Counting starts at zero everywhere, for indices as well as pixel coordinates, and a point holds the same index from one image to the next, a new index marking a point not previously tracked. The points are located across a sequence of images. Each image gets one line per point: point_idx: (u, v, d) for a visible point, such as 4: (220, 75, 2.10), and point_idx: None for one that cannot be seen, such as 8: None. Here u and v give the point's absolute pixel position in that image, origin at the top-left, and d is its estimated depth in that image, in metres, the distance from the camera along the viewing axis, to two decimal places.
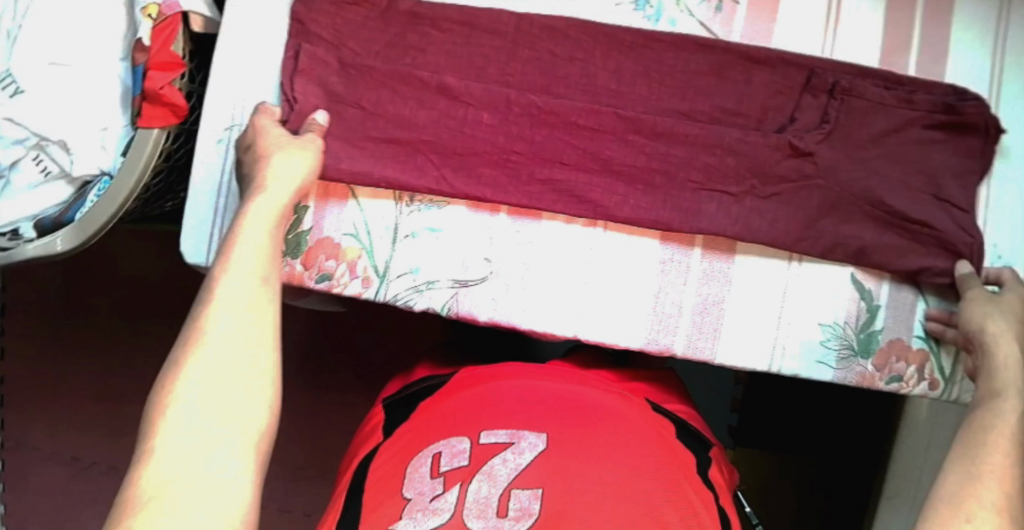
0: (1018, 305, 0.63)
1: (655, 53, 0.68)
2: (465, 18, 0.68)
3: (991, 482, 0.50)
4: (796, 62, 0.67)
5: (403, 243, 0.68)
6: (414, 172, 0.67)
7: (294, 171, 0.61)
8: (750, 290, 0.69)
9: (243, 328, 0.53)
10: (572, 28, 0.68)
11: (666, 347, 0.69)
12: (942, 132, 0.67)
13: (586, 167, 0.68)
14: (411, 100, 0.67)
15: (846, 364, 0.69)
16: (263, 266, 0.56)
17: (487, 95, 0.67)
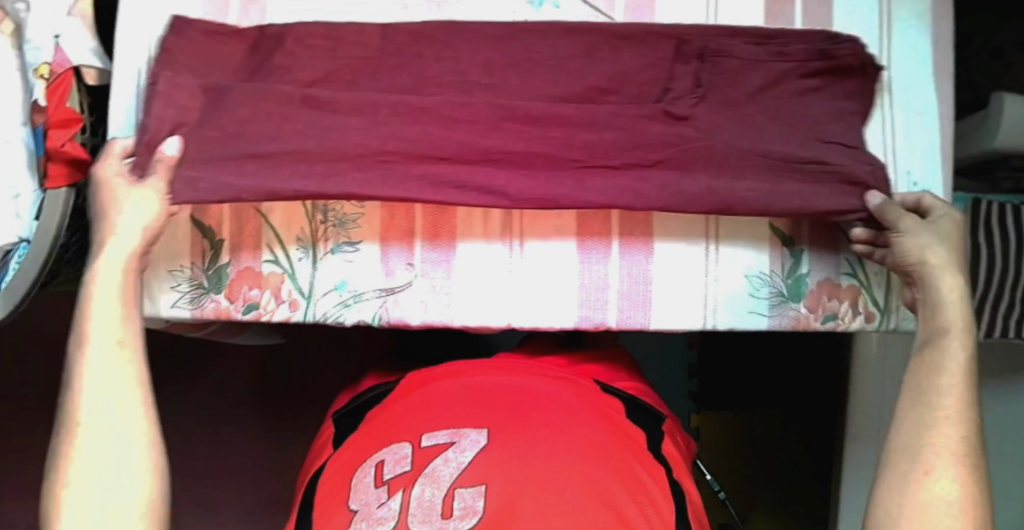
0: (952, 230, 0.61)
1: (524, 42, 0.65)
2: (330, 33, 0.65)
3: (944, 431, 0.55)
4: (662, 33, 0.66)
5: (324, 261, 0.68)
6: (276, 183, 0.61)
7: (136, 218, 0.59)
8: (673, 254, 0.70)
9: (114, 398, 0.56)
10: (438, 30, 0.65)
11: (599, 322, 0.70)
12: (819, 80, 0.65)
13: (466, 158, 0.63)
14: (274, 115, 0.62)
15: (778, 310, 0.71)
16: (121, 329, 0.58)
17: (352, 101, 0.62)
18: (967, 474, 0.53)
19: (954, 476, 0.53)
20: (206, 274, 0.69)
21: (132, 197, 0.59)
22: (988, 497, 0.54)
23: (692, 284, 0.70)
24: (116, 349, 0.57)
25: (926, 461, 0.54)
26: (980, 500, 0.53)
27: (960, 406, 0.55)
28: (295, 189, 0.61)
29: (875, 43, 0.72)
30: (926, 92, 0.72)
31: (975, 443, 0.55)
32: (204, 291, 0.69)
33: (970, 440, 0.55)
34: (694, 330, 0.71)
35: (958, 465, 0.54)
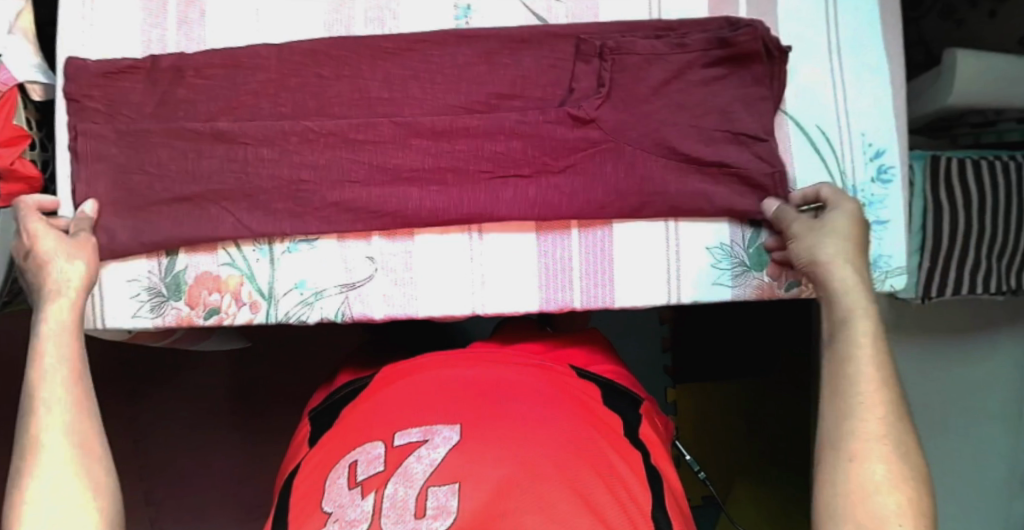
0: (844, 225, 0.64)
1: (421, 53, 0.68)
2: (227, 61, 0.68)
3: (864, 413, 0.56)
4: (562, 34, 0.68)
5: (282, 260, 0.68)
6: (210, 227, 0.68)
7: (68, 272, 0.63)
8: (634, 234, 0.70)
9: (64, 428, 0.57)
10: (332, 48, 0.68)
11: (565, 303, 0.70)
12: (722, 67, 0.69)
13: (377, 180, 0.68)
14: (190, 152, 0.68)
15: (742, 280, 0.71)
16: (71, 365, 0.60)
17: (262, 132, 0.67)
18: (892, 453, 0.54)
19: (881, 457, 0.54)
20: (163, 281, 0.69)
21: (55, 250, 0.63)
22: (921, 471, 0.54)
23: (654, 259, 0.70)
24: (70, 408, 0.58)
25: (851, 444, 0.55)
26: (910, 475, 0.54)
27: (877, 387, 0.57)
28: (235, 224, 0.68)
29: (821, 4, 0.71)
30: (874, 51, 0.72)
31: (898, 419, 0.56)
32: (163, 299, 0.69)
33: (891, 417, 0.56)
34: (659, 305, 0.71)
35: (882, 444, 0.54)
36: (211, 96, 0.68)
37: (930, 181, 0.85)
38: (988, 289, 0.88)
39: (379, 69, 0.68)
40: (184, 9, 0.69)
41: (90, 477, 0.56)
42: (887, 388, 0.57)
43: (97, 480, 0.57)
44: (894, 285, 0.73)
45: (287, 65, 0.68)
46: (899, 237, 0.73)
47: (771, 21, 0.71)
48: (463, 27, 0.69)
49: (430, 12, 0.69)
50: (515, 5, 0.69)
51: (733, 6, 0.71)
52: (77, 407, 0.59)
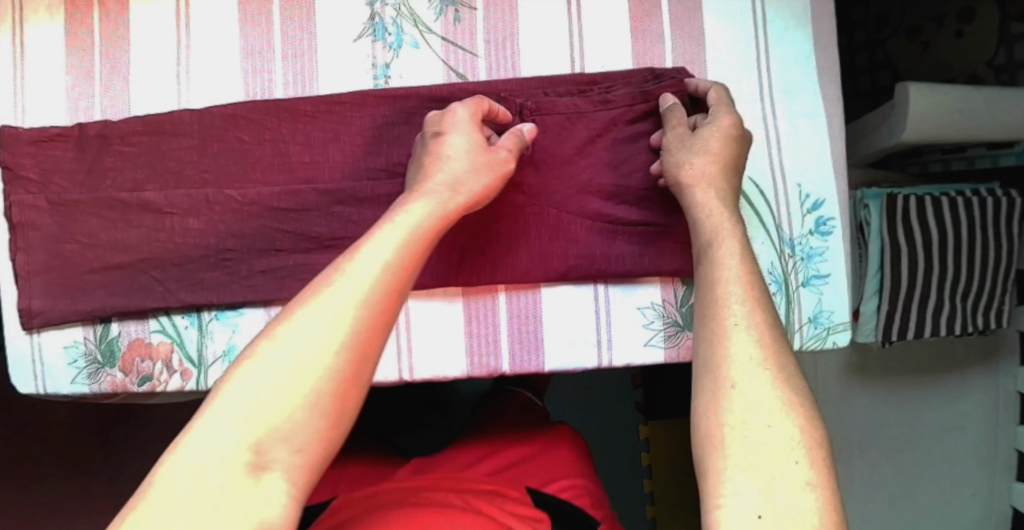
0: (713, 136, 0.61)
1: (340, 115, 0.67)
2: (150, 127, 0.68)
3: (737, 335, 0.51)
4: (482, 92, 0.67)
5: (211, 327, 0.69)
6: (141, 297, 0.69)
7: (455, 172, 0.58)
8: (566, 304, 0.69)
9: (339, 324, 0.47)
10: (252, 112, 0.67)
11: (492, 367, 0.69)
12: (648, 122, 0.67)
13: (302, 247, 0.67)
14: (119, 222, 0.69)
15: (674, 342, 0.69)
16: (390, 273, 0.51)
17: (187, 202, 0.67)
18: (775, 378, 0.48)
19: (763, 384, 0.48)
20: (98, 347, 0.71)
21: (450, 148, 0.59)
22: (809, 394, 0.48)
23: (585, 323, 0.69)
24: (392, 270, 0.51)
25: (723, 376, 0.49)
26: (799, 397, 0.48)
27: (752, 310, 0.52)
28: (165, 293, 0.68)
29: (754, 51, 0.70)
30: (809, 99, 0.71)
31: (778, 342, 0.51)
32: (99, 365, 0.71)
33: (770, 338, 0.51)
34: (590, 367, 0.69)
35: (765, 367, 0.49)
36: (137, 164, 0.68)
37: (887, 223, 0.84)
38: (952, 330, 0.86)
39: (299, 132, 0.67)
40: (110, 77, 0.70)
41: (356, 348, 0.47)
42: (759, 302, 0.52)
43: (360, 358, 0.47)
44: (837, 342, 0.70)
45: (208, 131, 0.68)
46: (842, 291, 0.70)
47: (699, 70, 0.70)
48: (382, 86, 0.68)
49: (349, 72, 0.68)
50: (434, 63, 0.68)
51: (660, 59, 0.70)
52: (388, 274, 0.50)
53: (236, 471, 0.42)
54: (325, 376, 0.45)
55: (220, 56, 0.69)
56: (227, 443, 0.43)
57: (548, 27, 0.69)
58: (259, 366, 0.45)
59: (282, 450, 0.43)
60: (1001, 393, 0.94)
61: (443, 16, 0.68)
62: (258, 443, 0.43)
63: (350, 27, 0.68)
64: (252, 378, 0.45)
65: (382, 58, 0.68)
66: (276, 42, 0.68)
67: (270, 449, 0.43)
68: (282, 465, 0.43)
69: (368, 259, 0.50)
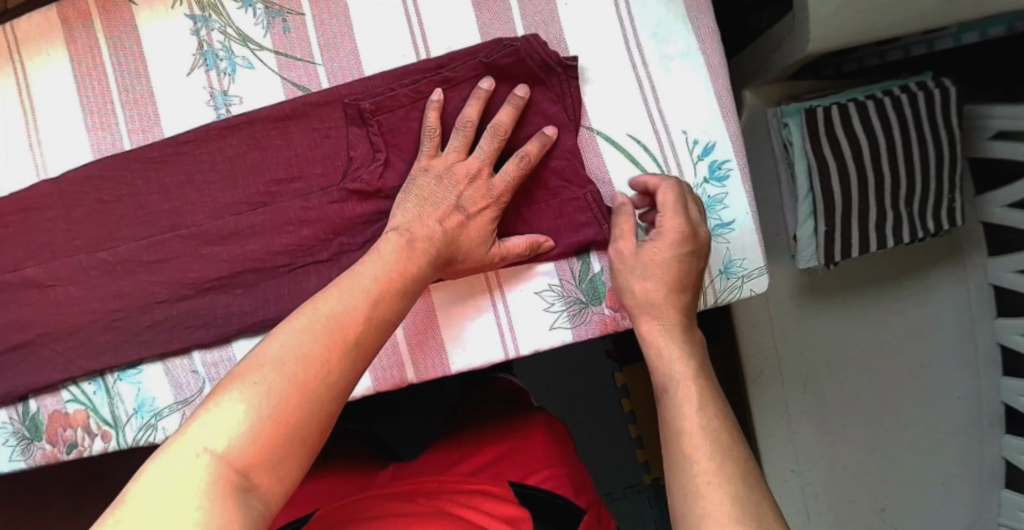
0: (660, 260, 0.56)
1: (189, 155, 0.65)
2: (16, 205, 0.68)
3: (701, 461, 0.46)
4: (326, 101, 0.63)
5: (117, 387, 0.68)
6: (45, 370, 0.69)
7: (454, 200, 0.58)
8: (463, 306, 0.64)
9: (318, 342, 0.48)
10: (104, 170, 0.66)
11: (397, 379, 0.65)
12: (503, 92, 0.62)
13: (182, 294, 0.65)
14: (11, 302, 0.69)
15: (580, 319, 0.64)
16: (375, 298, 0.52)
17: (66, 270, 0.67)
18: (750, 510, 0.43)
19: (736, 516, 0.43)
20: (24, 424, 0.71)
21: (483, 216, 0.59)
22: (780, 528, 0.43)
23: (485, 320, 0.64)
24: (368, 295, 0.52)
25: (695, 515, 0.45)
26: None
27: (709, 436, 0.48)
28: (66, 362, 0.68)
29: None
30: (678, 37, 0.64)
31: (741, 464, 0.46)
32: (29, 441, 0.71)
33: (731, 459, 0.46)
34: (499, 362, 0.65)
35: (724, 500, 0.44)
36: (13, 243, 0.68)
37: (809, 140, 0.73)
38: (901, 240, 0.75)
39: (153, 180, 0.65)
40: None
41: (325, 365, 0.47)
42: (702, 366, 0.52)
43: (331, 373, 0.47)
44: (756, 289, 0.63)
45: (69, 198, 0.67)
46: (751, 236, 0.63)
47: (553, 31, 0.64)
48: (224, 116, 0.65)
49: (189, 108, 0.65)
50: (272, 79, 0.65)
51: (510, 27, 0.64)
52: (362, 316, 0.50)
53: (218, 492, 0.41)
54: (309, 386, 0.46)
55: (64, 119, 0.67)
56: (205, 461, 0.42)
57: (383, 19, 0.64)
58: (246, 386, 0.45)
59: (261, 474, 0.43)
60: (972, 291, 0.77)
61: (271, 30, 0.65)
62: (240, 464, 0.42)
63: (180, 61, 0.65)
64: (239, 396, 0.44)
65: (218, 86, 0.65)
66: (113, 94, 0.66)
67: (252, 469, 0.43)
68: (262, 491, 0.43)
69: (339, 304, 0.50)
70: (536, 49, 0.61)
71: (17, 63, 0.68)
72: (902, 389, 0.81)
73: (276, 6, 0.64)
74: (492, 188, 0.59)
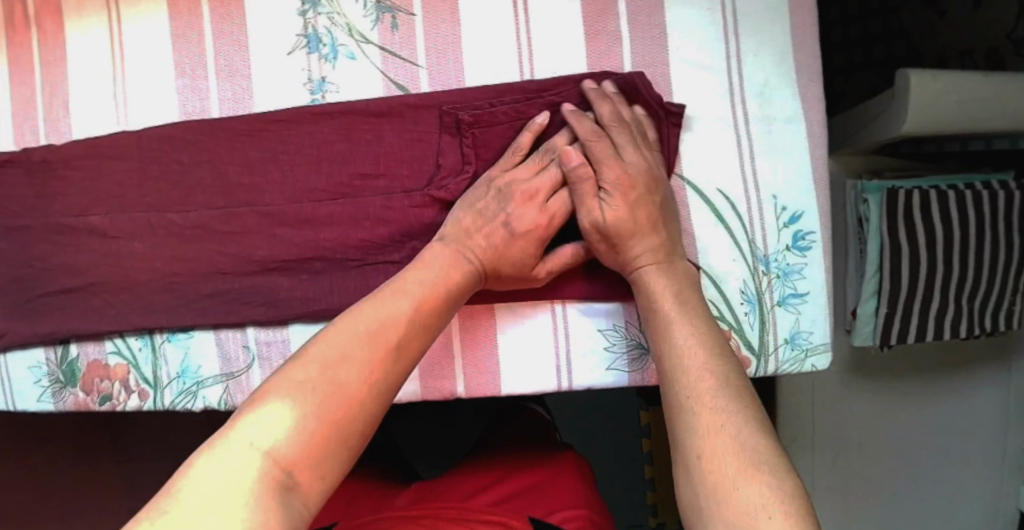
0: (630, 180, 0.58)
1: (277, 134, 0.64)
2: (92, 151, 0.68)
3: (698, 403, 0.48)
4: (423, 105, 0.63)
5: (163, 348, 0.68)
6: (92, 319, 0.68)
7: (510, 217, 0.59)
8: (523, 335, 0.64)
9: (357, 348, 0.48)
10: (189, 133, 0.66)
11: (446, 390, 0.65)
12: None
13: (247, 270, 0.65)
14: (70, 246, 0.69)
15: (638, 364, 0.64)
16: (422, 307, 0.53)
17: (131, 224, 0.67)
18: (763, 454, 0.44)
19: (740, 450, 0.45)
20: (60, 368, 0.71)
21: (529, 237, 0.59)
22: (795, 477, 0.43)
23: (543, 348, 0.64)
24: (416, 305, 0.53)
25: (711, 479, 0.45)
26: (774, 474, 0.43)
27: (704, 352, 0.52)
28: (114, 315, 0.68)
29: (722, 49, 0.63)
30: (782, 102, 0.63)
31: (746, 408, 0.47)
32: (62, 385, 0.71)
33: (730, 401, 0.48)
34: (551, 392, 0.65)
35: (730, 446, 0.45)
36: (81, 188, 0.68)
37: (887, 219, 0.73)
38: (957, 334, 0.75)
39: (237, 152, 0.65)
40: (53, 103, 0.71)
41: (371, 372, 0.48)
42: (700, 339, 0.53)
43: (374, 381, 0.48)
44: (817, 365, 0.64)
45: (147, 154, 0.66)
46: (822, 309, 0.64)
47: (660, 73, 0.63)
48: (319, 101, 0.65)
49: (284, 88, 0.65)
50: (372, 74, 0.64)
51: (618, 62, 0.63)
52: (405, 327, 0.51)
53: (262, 487, 0.41)
54: (351, 390, 0.46)
55: (154, 75, 0.67)
56: (251, 459, 0.42)
57: (492, 32, 0.64)
58: (291, 390, 0.45)
59: (301, 473, 0.43)
60: (1012, 391, 0.80)
61: (379, 24, 0.64)
62: (284, 465, 0.42)
63: (282, 39, 0.65)
64: (280, 401, 0.45)
65: (317, 71, 0.65)
66: (209, 59, 0.66)
67: (292, 469, 0.43)
68: (302, 490, 0.43)
69: (388, 311, 0.51)
70: (643, 90, 0.61)
71: (113, 11, 0.68)
72: (933, 466, 0.82)
73: (388, 2, 0.64)
74: (547, 212, 0.59)
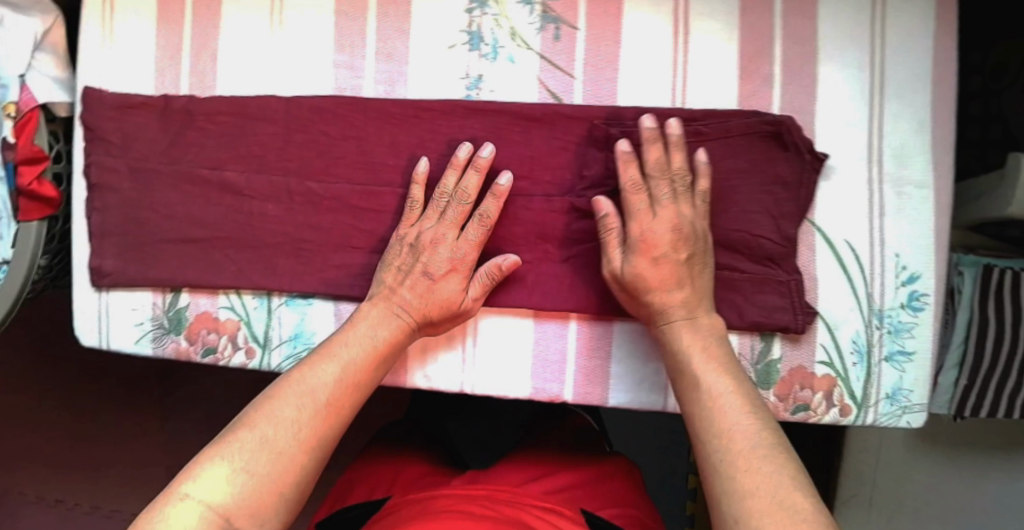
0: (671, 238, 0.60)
1: (428, 122, 0.66)
2: (236, 109, 0.69)
3: (738, 459, 0.50)
4: (575, 116, 0.65)
5: (278, 311, 0.69)
6: (212, 272, 0.69)
7: (422, 260, 0.63)
8: (638, 351, 0.66)
9: (293, 413, 0.55)
10: (340, 107, 0.67)
11: (555, 394, 0.67)
12: (747, 160, 0.64)
13: (379, 249, 0.67)
14: (199, 198, 0.70)
15: None
16: (354, 372, 0.60)
17: (269, 187, 0.68)
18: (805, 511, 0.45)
19: (781, 507, 0.46)
20: (166, 315, 0.71)
21: (449, 278, 0.63)
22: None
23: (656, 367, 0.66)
24: (347, 371, 0.59)
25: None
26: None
27: (743, 404, 0.54)
28: (235, 271, 0.69)
29: (866, 107, 0.66)
30: (915, 167, 0.66)
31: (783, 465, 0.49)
32: (165, 331, 0.71)
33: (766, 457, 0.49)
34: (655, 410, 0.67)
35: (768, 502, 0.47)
36: (220, 143, 0.69)
37: (980, 295, 0.76)
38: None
39: (386, 133, 0.67)
40: (199, 55, 0.71)
41: (307, 434, 0.55)
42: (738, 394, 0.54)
43: (309, 440, 0.55)
44: (911, 423, 0.66)
45: (294, 122, 0.68)
46: (925, 371, 0.66)
47: (804, 121, 0.66)
48: (473, 97, 0.67)
49: (441, 79, 0.67)
50: (530, 79, 0.66)
51: (767, 103, 0.66)
52: (335, 389, 0.58)
53: None
54: (286, 448, 0.53)
55: (311, 47, 0.69)
56: (194, 512, 0.49)
57: (651, 56, 0.66)
58: (225, 452, 0.52)
59: (241, 521, 0.50)
60: None
61: (543, 32, 0.66)
62: (224, 515, 0.49)
63: (446, 32, 0.67)
64: (220, 460, 0.52)
65: (475, 69, 0.67)
66: (370, 42, 0.68)
67: (231, 518, 0.50)
68: None
69: (317, 377, 0.58)
70: (796, 136, 0.64)
71: None
72: None
73: (554, 13, 0.66)
74: (462, 254, 0.63)
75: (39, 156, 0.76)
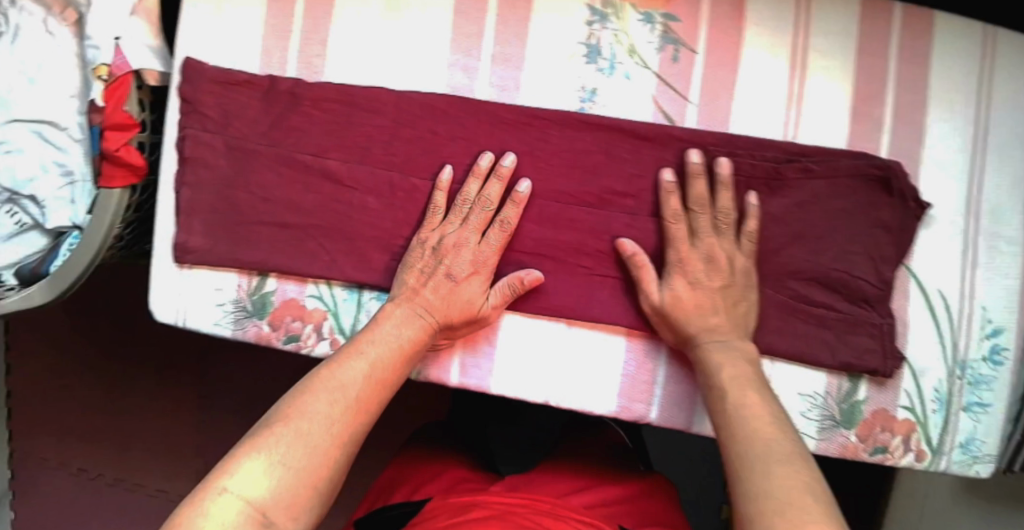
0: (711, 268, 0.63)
1: (540, 130, 0.66)
2: (343, 96, 0.68)
3: (770, 474, 0.49)
4: (688, 140, 0.65)
5: (369, 305, 0.69)
6: (304, 259, 0.69)
7: (445, 265, 0.64)
8: None
9: (326, 410, 0.55)
10: (452, 107, 0.67)
11: (639, 414, 0.67)
12: (853, 201, 0.65)
13: None
14: (297, 183, 0.69)
15: (828, 434, 0.66)
16: (385, 370, 0.60)
17: (371, 179, 0.68)
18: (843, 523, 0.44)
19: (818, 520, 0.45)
20: (250, 298, 0.71)
21: (471, 280, 0.64)
22: None
23: None
24: (376, 370, 0.59)
25: None
26: None
27: (772, 426, 0.54)
28: (328, 260, 0.69)
29: (969, 160, 0.67)
30: (1010, 223, 0.67)
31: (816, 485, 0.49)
32: (247, 314, 0.71)
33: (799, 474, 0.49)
34: None
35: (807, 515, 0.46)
36: (324, 129, 0.69)
37: None
38: None
39: (497, 138, 0.67)
40: (308, 38, 0.71)
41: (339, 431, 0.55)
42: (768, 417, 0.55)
43: (342, 435, 0.55)
44: (981, 473, 0.67)
45: (403, 116, 0.68)
46: (998, 423, 0.67)
47: (909, 167, 0.67)
48: (586, 110, 0.67)
49: (555, 89, 0.67)
50: (644, 98, 0.67)
51: (875, 146, 0.67)
52: (366, 386, 0.58)
53: None
54: (320, 444, 0.53)
55: (426, 43, 0.69)
56: (234, 506, 0.48)
57: (766, 88, 0.67)
58: (262, 447, 0.52)
59: (279, 516, 0.49)
60: None
61: (661, 52, 0.67)
62: (262, 509, 0.49)
63: (564, 43, 0.67)
64: (257, 456, 0.51)
65: (591, 82, 0.67)
66: (488, 44, 0.68)
67: (269, 512, 0.49)
68: None
69: (346, 373, 0.58)
70: (900, 179, 0.65)
71: None
72: None
73: (674, 34, 0.67)
74: (484, 259, 0.64)
75: (129, 123, 0.74)
